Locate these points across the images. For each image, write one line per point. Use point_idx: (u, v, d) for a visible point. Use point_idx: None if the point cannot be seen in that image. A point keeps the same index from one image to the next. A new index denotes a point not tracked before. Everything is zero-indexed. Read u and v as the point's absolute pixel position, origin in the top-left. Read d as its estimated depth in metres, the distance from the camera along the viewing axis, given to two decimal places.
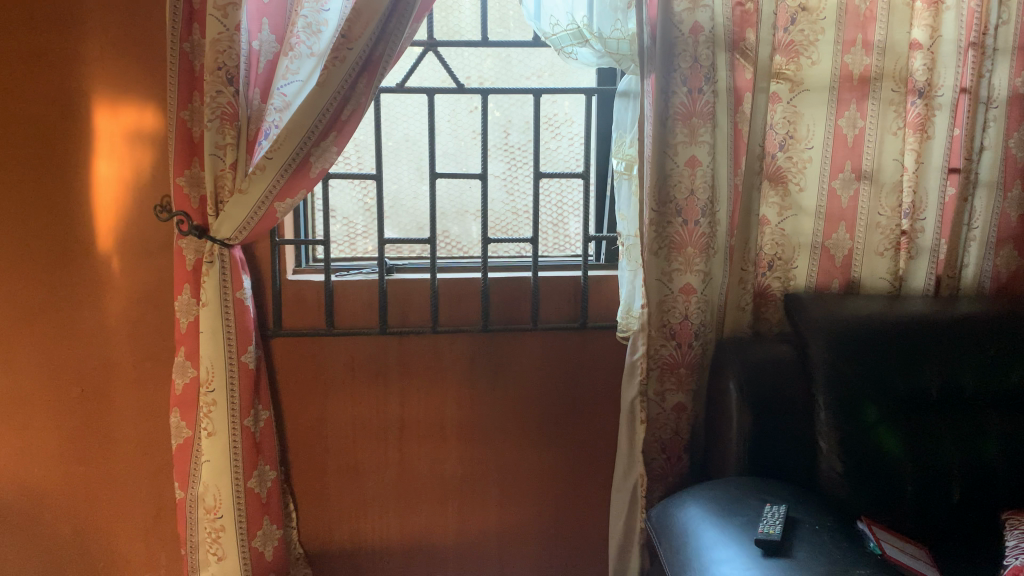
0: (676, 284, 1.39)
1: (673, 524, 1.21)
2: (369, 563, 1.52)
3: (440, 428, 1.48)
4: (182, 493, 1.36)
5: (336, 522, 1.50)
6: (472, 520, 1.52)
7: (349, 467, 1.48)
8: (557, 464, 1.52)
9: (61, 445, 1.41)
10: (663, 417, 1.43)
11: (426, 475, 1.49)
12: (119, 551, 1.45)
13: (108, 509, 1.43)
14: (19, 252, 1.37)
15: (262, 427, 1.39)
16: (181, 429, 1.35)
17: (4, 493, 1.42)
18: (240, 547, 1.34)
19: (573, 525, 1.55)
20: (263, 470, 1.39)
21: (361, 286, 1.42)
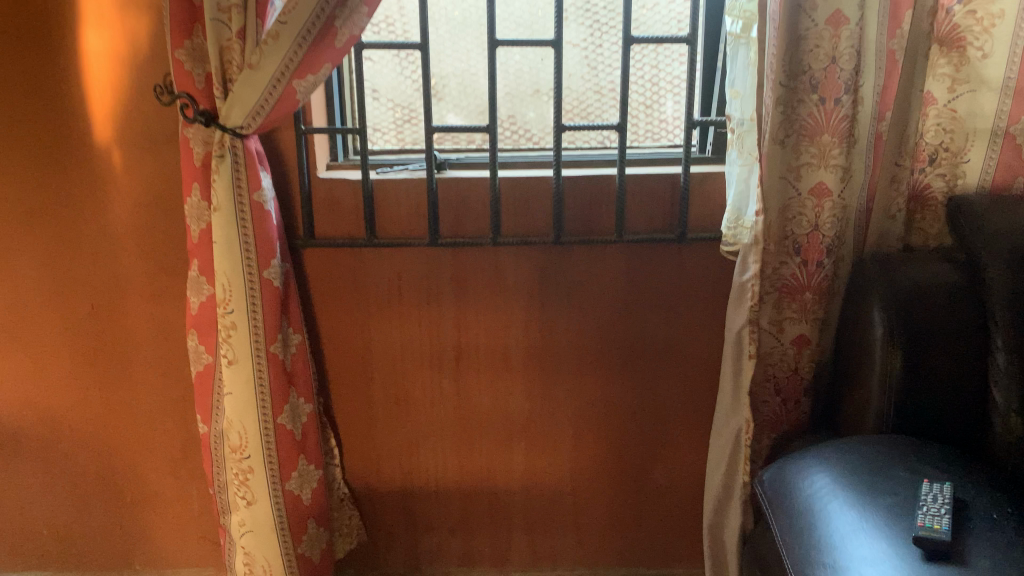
0: (806, 183, 1.07)
1: (794, 499, 0.95)
2: (423, 505, 1.33)
3: (503, 358, 1.24)
4: (205, 427, 1.18)
5: (386, 461, 1.30)
6: (541, 463, 1.30)
7: (398, 400, 1.27)
8: (643, 402, 1.26)
9: (74, 369, 1.24)
10: (778, 353, 1.15)
11: (486, 411, 1.27)
12: (148, 484, 1.30)
13: (131, 439, 1.27)
14: (8, 146, 1.16)
15: (294, 354, 1.17)
16: (201, 354, 1.15)
17: (20, 420, 1.27)
18: (272, 490, 1.16)
19: (661, 472, 1.31)
20: (296, 404, 1.18)
21: (406, 186, 1.16)
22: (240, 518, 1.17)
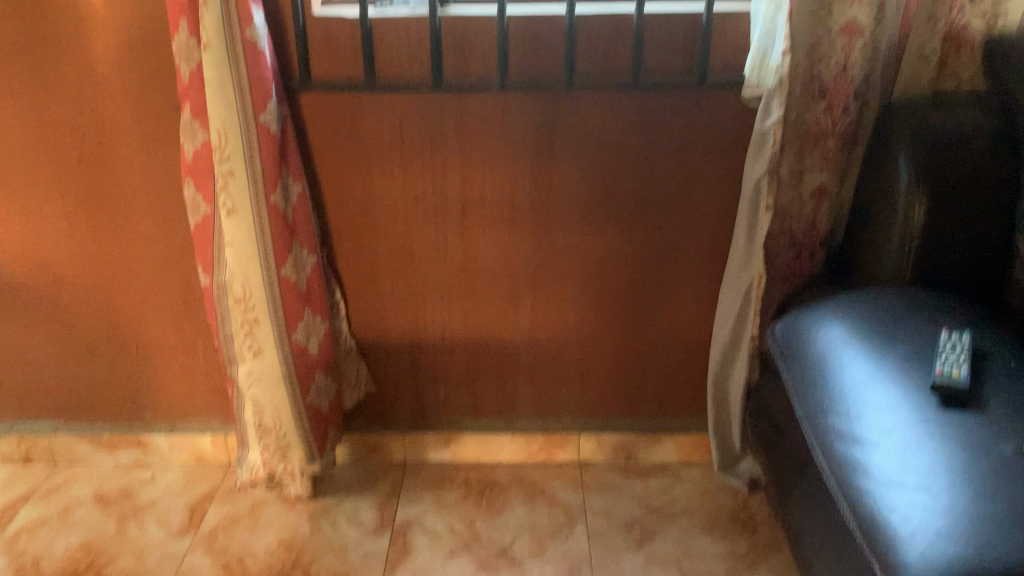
0: (837, 20, 1.00)
1: (804, 348, 0.95)
2: (430, 359, 1.33)
3: (510, 211, 1.20)
4: (207, 279, 1.15)
5: (392, 314, 1.29)
6: (548, 318, 1.29)
7: (403, 253, 1.24)
8: (653, 256, 1.24)
9: (68, 219, 1.21)
10: (797, 205, 1.12)
11: (493, 265, 1.24)
12: (153, 336, 1.29)
13: (133, 291, 1.26)
14: None
15: (295, 205, 1.14)
16: (198, 204, 1.11)
17: (18, 271, 1.25)
18: (278, 342, 1.15)
19: (668, 326, 1.30)
20: (299, 255, 1.16)
21: (407, 24, 1.08)
22: (248, 368, 1.17)
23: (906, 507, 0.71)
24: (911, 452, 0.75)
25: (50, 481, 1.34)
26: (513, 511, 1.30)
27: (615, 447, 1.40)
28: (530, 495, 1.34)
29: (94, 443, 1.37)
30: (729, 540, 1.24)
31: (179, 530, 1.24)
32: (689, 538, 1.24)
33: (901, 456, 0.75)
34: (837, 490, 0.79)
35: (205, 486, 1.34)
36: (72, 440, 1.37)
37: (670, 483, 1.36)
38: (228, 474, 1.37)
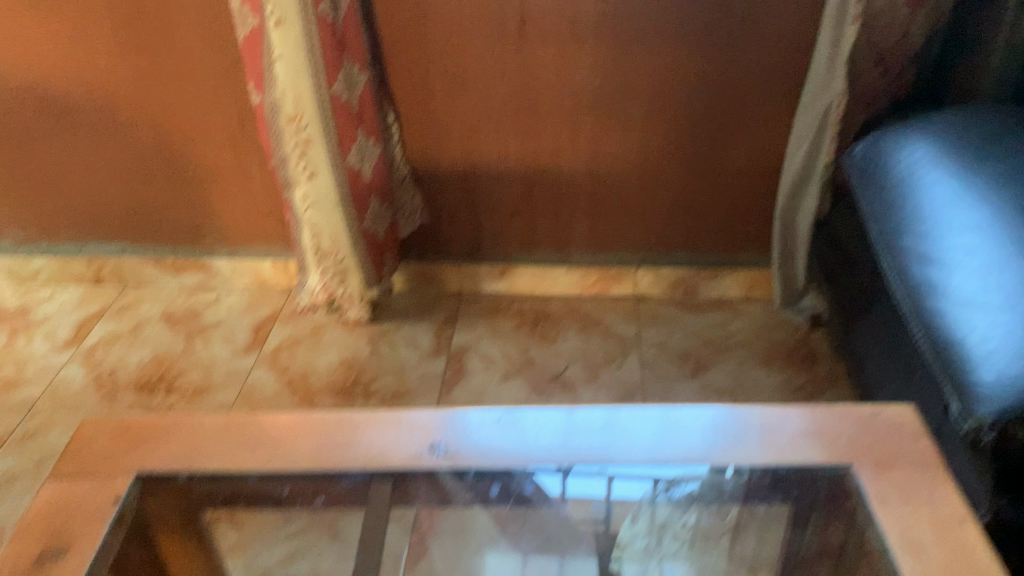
0: None
1: (880, 170, 0.89)
2: (485, 187, 1.30)
3: (571, 26, 1.12)
4: (259, 97, 1.12)
5: (446, 140, 1.25)
6: (609, 144, 1.23)
7: (456, 73, 1.18)
8: (725, 77, 1.16)
9: (115, 37, 1.17)
10: (889, 15, 0.99)
11: (552, 87, 1.18)
12: (210, 159, 1.28)
13: (187, 113, 1.24)
14: None
15: (345, 18, 1.08)
16: (246, 16, 1.06)
17: (72, 92, 1.23)
18: (332, 163, 1.13)
19: (735, 155, 1.24)
20: (350, 72, 1.11)
21: None
22: (303, 191, 1.16)
23: (986, 326, 0.68)
24: (993, 270, 0.71)
25: (120, 299, 1.40)
26: (568, 340, 1.31)
27: (673, 281, 1.37)
28: (585, 326, 1.33)
29: (159, 266, 1.41)
30: (787, 373, 1.22)
31: (244, 348, 1.29)
32: (745, 371, 1.23)
33: (982, 274, 0.71)
34: (913, 314, 0.77)
35: (266, 309, 1.37)
36: (138, 262, 1.40)
37: (728, 318, 1.34)
38: (288, 298, 1.39)
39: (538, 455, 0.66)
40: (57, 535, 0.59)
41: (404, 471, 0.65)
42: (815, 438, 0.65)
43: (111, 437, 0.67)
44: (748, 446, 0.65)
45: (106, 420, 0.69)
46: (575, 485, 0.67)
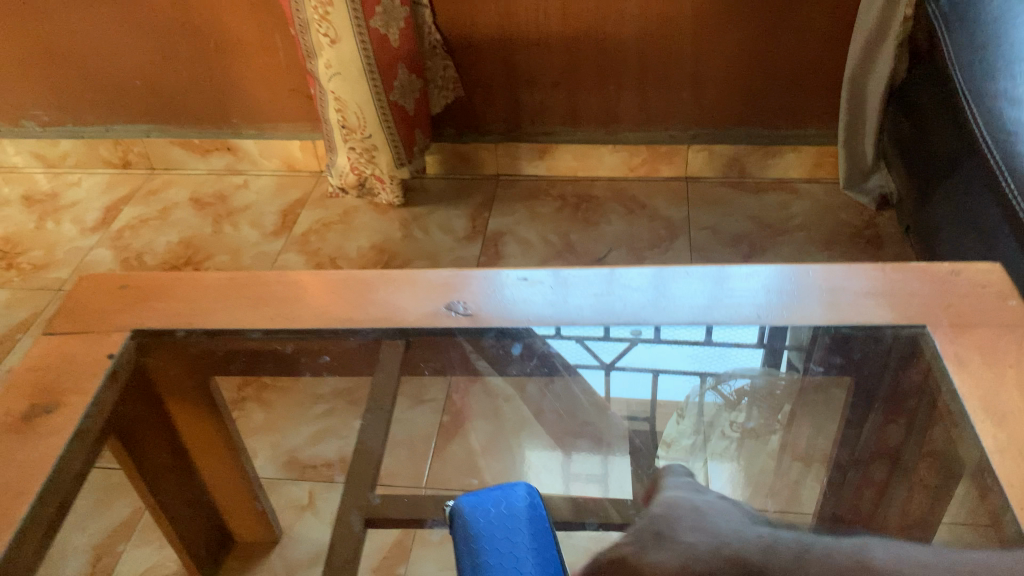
0: None
1: (977, 10, 0.76)
2: (523, 59, 1.19)
3: None
4: None
5: (481, 5, 1.14)
6: (661, 7, 1.11)
7: None
8: None
9: None
10: None
11: None
12: (230, 32, 1.20)
13: None
14: None
15: None
16: None
17: None
18: (356, 29, 1.04)
19: (802, 16, 1.10)
20: None
21: None
22: (326, 60, 1.08)
23: None
24: None
25: (148, 183, 1.36)
26: (612, 224, 1.22)
27: (726, 161, 1.27)
28: (631, 209, 1.25)
29: (187, 149, 1.36)
30: (848, 256, 1.13)
31: (273, 231, 1.24)
32: (803, 254, 1.14)
33: None
34: (1002, 166, 0.66)
35: (297, 193, 1.31)
36: (164, 145, 1.36)
37: (787, 200, 1.24)
38: (319, 181, 1.34)
39: (565, 315, 0.59)
40: (46, 391, 0.55)
41: (419, 332, 0.59)
42: (884, 298, 0.57)
43: (107, 296, 0.62)
44: (809, 303, 0.57)
45: (103, 280, 0.64)
46: (620, 385, 0.64)
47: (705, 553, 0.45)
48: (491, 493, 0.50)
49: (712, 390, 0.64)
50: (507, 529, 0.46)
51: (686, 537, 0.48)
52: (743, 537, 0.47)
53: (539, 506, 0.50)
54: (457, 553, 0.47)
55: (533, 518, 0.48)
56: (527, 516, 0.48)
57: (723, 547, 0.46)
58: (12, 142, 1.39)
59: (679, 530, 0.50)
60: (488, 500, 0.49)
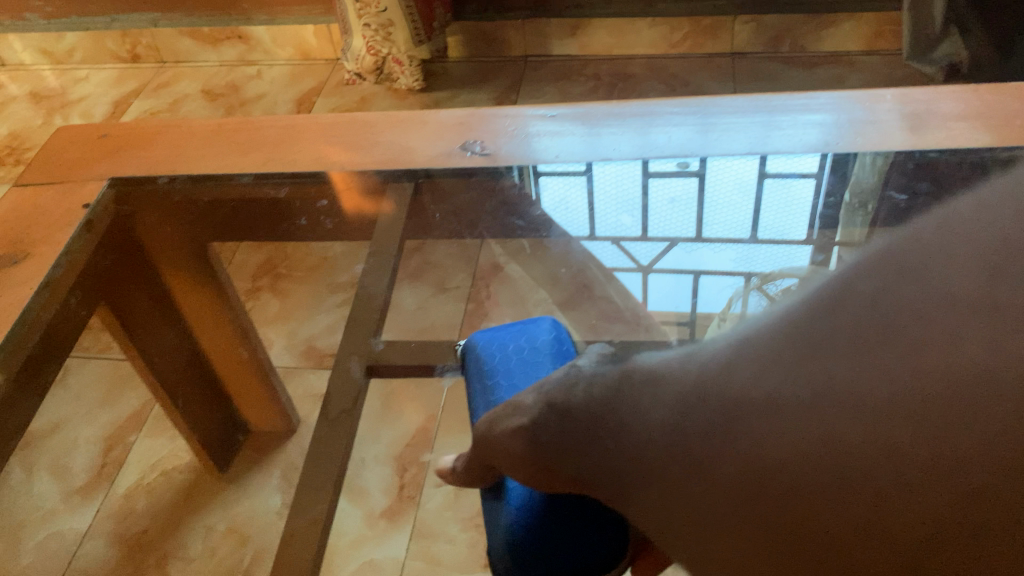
0: None
1: None
2: None
3: None
4: None
5: None
6: None
7: None
8: None
9: None
10: None
11: None
12: None
13: None
14: None
15: None
16: None
17: None
18: None
19: None
20: None
21: None
22: None
23: None
24: None
25: (158, 77, 1.29)
26: None
27: (775, 32, 1.16)
28: (671, 88, 1.15)
29: (196, 39, 1.28)
30: None
31: None
32: None
33: None
34: None
35: (312, 82, 1.23)
36: (172, 35, 1.28)
37: (844, 72, 1.13)
38: (336, 69, 1.25)
39: (596, 151, 0.51)
40: (14, 243, 0.49)
41: (430, 174, 0.52)
42: (979, 120, 0.48)
43: (85, 147, 0.56)
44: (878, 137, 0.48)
45: (81, 130, 0.57)
46: (657, 294, 0.49)
47: (536, 405, 0.34)
48: (514, 327, 0.51)
49: (754, 292, 0.43)
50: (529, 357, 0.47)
51: (541, 384, 0.36)
52: (598, 365, 0.34)
53: (564, 341, 0.50)
54: (471, 380, 0.48)
55: (554, 351, 0.48)
56: (550, 350, 0.48)
57: (553, 390, 0.34)
58: (17, 38, 1.33)
59: (547, 376, 0.37)
60: (509, 335, 0.50)
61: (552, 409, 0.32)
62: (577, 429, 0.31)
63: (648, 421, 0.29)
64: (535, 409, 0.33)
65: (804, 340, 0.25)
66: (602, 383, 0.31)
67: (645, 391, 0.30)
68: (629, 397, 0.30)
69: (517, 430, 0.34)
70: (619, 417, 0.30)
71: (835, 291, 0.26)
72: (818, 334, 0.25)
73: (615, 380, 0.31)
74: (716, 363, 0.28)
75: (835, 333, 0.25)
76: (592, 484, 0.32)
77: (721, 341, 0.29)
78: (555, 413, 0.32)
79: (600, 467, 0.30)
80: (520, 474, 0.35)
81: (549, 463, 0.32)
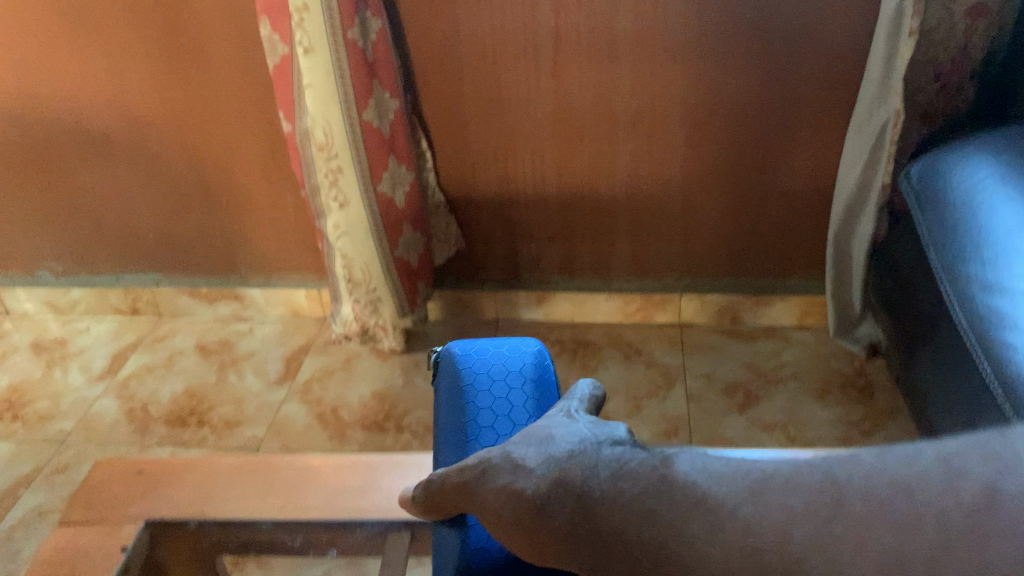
0: None
1: (941, 189, 0.84)
2: (521, 212, 1.27)
3: (609, 45, 1.08)
4: (290, 126, 1.10)
5: (482, 165, 1.22)
6: (648, 166, 1.19)
7: (490, 94, 1.15)
8: (768, 97, 1.10)
9: (151, 70, 1.15)
10: (945, 29, 0.96)
11: (591, 107, 1.14)
12: (241, 189, 1.27)
13: (219, 144, 1.22)
14: None
15: (375, 44, 1.05)
16: (276, 43, 1.03)
17: (106, 123, 1.22)
18: (363, 191, 1.11)
19: (779, 177, 1.18)
20: (381, 98, 1.09)
21: None
22: (336, 220, 1.14)
23: None
24: None
25: (155, 331, 1.39)
26: (609, 370, 1.26)
27: (718, 308, 1.32)
28: (627, 355, 1.28)
29: (194, 297, 1.40)
30: (844, 405, 1.16)
31: (277, 380, 1.26)
32: (797, 405, 1.16)
33: None
34: (977, 344, 0.72)
35: (300, 339, 1.35)
36: (172, 294, 1.40)
37: (779, 347, 1.28)
38: (323, 327, 1.38)
39: None
40: None
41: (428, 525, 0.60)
42: None
43: (124, 483, 0.64)
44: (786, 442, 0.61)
45: (121, 465, 0.66)
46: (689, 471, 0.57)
47: (554, 481, 0.48)
48: (504, 352, 0.71)
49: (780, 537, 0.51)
50: (510, 382, 0.67)
51: (535, 457, 0.50)
52: (609, 454, 0.49)
53: (541, 370, 0.70)
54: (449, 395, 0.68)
55: (535, 380, 0.68)
56: (531, 378, 0.68)
57: (565, 474, 0.48)
58: (25, 292, 1.43)
59: (544, 441, 0.52)
60: (496, 357, 0.70)
61: (565, 495, 0.47)
62: (602, 526, 0.45)
63: (715, 542, 0.42)
64: (546, 485, 0.48)
65: (899, 521, 0.40)
66: (654, 483, 0.45)
67: (714, 518, 0.43)
68: (723, 515, 0.43)
69: (517, 493, 0.49)
70: (686, 529, 0.43)
71: (971, 502, 0.40)
72: (929, 561, 0.38)
73: (658, 485, 0.45)
74: (808, 529, 0.41)
75: (940, 561, 0.38)
76: (568, 562, 0.46)
77: (825, 491, 0.42)
78: (574, 498, 0.47)
79: (605, 551, 0.45)
80: (498, 519, 0.49)
81: (547, 532, 0.46)
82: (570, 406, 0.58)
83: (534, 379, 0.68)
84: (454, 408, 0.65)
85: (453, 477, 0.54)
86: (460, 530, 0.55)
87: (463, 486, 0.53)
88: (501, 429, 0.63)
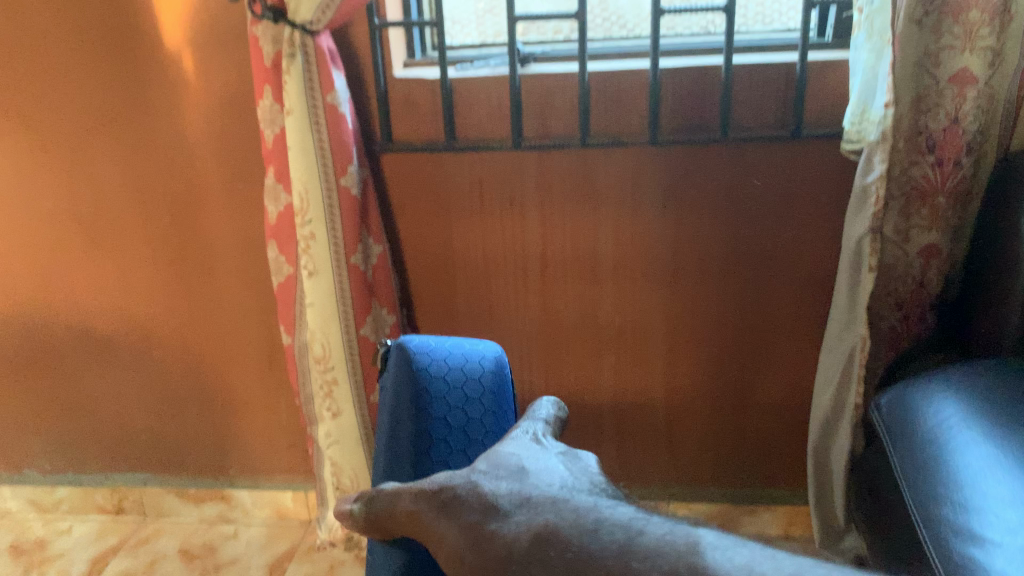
0: (946, 72, 0.92)
1: (911, 428, 0.88)
2: None
3: (592, 266, 1.16)
4: (290, 339, 1.14)
5: None
6: (632, 379, 1.24)
7: (482, 310, 1.21)
8: (742, 318, 1.17)
9: (161, 283, 1.23)
10: (902, 266, 1.03)
11: (576, 322, 1.20)
12: (236, 394, 1.30)
13: (218, 353, 1.27)
14: (80, 69, 1.09)
15: (375, 267, 1.12)
16: (282, 266, 1.09)
17: (113, 330, 1.28)
18: (357, 402, 1.13)
19: (758, 392, 1.23)
20: (378, 316, 1.15)
21: (488, 84, 1.06)
22: (326, 429, 1.15)
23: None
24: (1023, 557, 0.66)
25: (138, 533, 1.38)
26: None
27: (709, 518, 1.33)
28: None
29: (181, 497, 1.40)
30: None
31: None
32: None
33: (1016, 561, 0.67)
34: None
35: (284, 545, 1.34)
36: (160, 493, 1.40)
37: None
38: (308, 531, 1.37)
39: None
40: None
41: None
42: None
43: None
44: None
45: None
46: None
47: (533, 522, 0.46)
48: (467, 352, 0.82)
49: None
50: (470, 392, 0.80)
51: (505, 495, 0.51)
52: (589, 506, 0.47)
53: (499, 370, 0.82)
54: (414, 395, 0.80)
55: (492, 390, 0.81)
56: (488, 393, 0.80)
57: (539, 518, 0.47)
58: (11, 491, 1.43)
59: (514, 477, 0.54)
60: (457, 356, 0.81)
61: (537, 533, 0.45)
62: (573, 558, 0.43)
63: None
64: (516, 528, 0.47)
65: None
66: (688, 575, 0.39)
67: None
68: None
69: (486, 533, 0.48)
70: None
71: None
72: None
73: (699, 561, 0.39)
74: None
75: None
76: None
77: None
78: (548, 536, 0.45)
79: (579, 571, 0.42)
80: (460, 543, 0.50)
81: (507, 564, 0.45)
82: (536, 431, 0.67)
83: (491, 391, 0.80)
84: (415, 413, 0.79)
85: (432, 498, 0.55)
86: (404, 547, 0.70)
87: (423, 511, 0.56)
88: (453, 440, 0.79)
